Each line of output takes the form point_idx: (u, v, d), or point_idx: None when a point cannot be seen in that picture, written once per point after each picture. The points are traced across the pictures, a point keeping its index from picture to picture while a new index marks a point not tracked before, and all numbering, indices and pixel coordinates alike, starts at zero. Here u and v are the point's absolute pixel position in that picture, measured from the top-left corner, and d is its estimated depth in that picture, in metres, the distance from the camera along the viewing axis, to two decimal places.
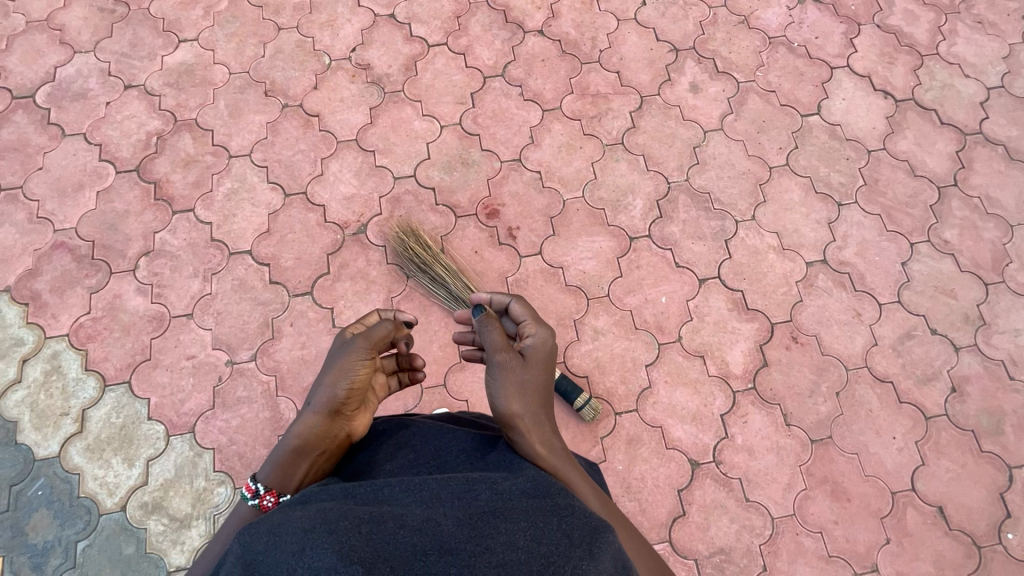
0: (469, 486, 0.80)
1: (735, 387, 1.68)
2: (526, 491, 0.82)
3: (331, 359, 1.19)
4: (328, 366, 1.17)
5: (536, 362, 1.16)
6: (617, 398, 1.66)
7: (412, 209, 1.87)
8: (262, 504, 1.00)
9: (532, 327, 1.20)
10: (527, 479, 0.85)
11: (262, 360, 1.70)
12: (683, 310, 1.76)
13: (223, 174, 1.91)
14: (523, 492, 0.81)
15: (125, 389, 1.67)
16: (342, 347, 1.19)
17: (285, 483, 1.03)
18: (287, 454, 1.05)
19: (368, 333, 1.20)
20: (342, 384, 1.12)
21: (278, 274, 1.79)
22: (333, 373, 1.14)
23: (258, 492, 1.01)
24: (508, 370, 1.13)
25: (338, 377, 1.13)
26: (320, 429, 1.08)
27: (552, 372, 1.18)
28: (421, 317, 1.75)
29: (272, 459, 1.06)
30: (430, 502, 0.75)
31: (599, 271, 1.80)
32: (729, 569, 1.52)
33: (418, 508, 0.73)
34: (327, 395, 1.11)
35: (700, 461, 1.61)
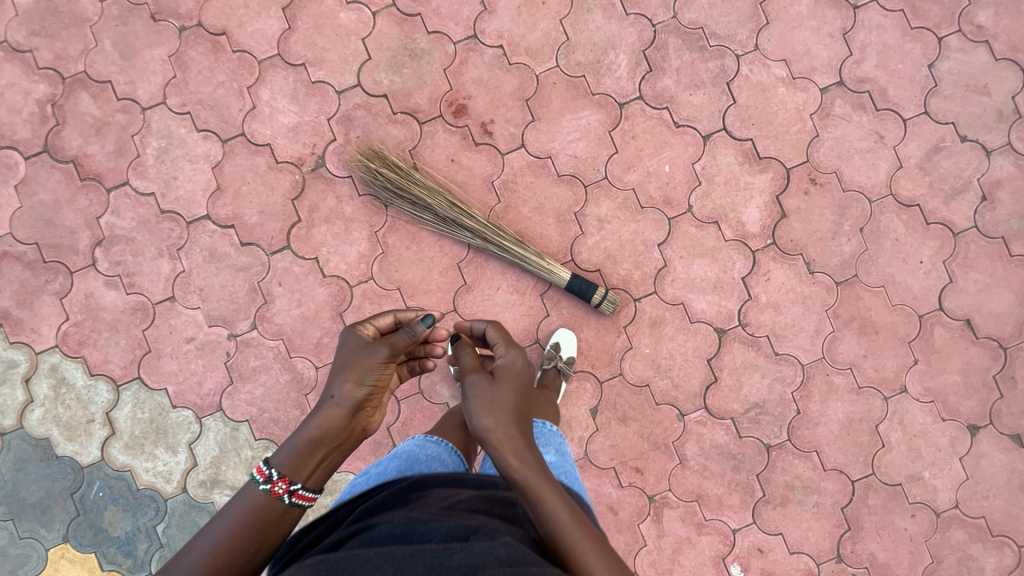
0: (443, 548, 0.78)
1: (754, 246, 1.59)
2: (500, 556, 0.77)
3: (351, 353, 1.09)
4: (347, 359, 1.09)
5: (506, 380, 1.05)
6: (634, 284, 1.59)
7: (369, 125, 1.63)
8: (278, 490, 0.95)
9: (504, 349, 1.12)
10: (503, 545, 0.80)
11: (264, 327, 1.62)
12: (690, 175, 1.60)
13: (144, 132, 1.64)
14: (496, 557, 0.77)
15: (139, 384, 1.62)
16: (365, 345, 1.09)
17: (300, 470, 0.98)
18: (304, 443, 1.00)
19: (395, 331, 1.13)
20: (364, 383, 1.05)
21: (247, 233, 1.62)
22: (353, 367, 1.06)
23: (272, 476, 0.96)
24: (479, 389, 1.02)
25: (362, 374, 1.05)
26: (340, 424, 1.02)
27: (528, 388, 1.07)
28: (412, 245, 1.62)
29: (288, 447, 1.00)
30: (401, 563, 0.74)
31: (592, 151, 1.61)
32: (765, 419, 1.59)
33: (389, 568, 0.74)
34: (348, 390, 1.03)
35: (727, 327, 1.59)
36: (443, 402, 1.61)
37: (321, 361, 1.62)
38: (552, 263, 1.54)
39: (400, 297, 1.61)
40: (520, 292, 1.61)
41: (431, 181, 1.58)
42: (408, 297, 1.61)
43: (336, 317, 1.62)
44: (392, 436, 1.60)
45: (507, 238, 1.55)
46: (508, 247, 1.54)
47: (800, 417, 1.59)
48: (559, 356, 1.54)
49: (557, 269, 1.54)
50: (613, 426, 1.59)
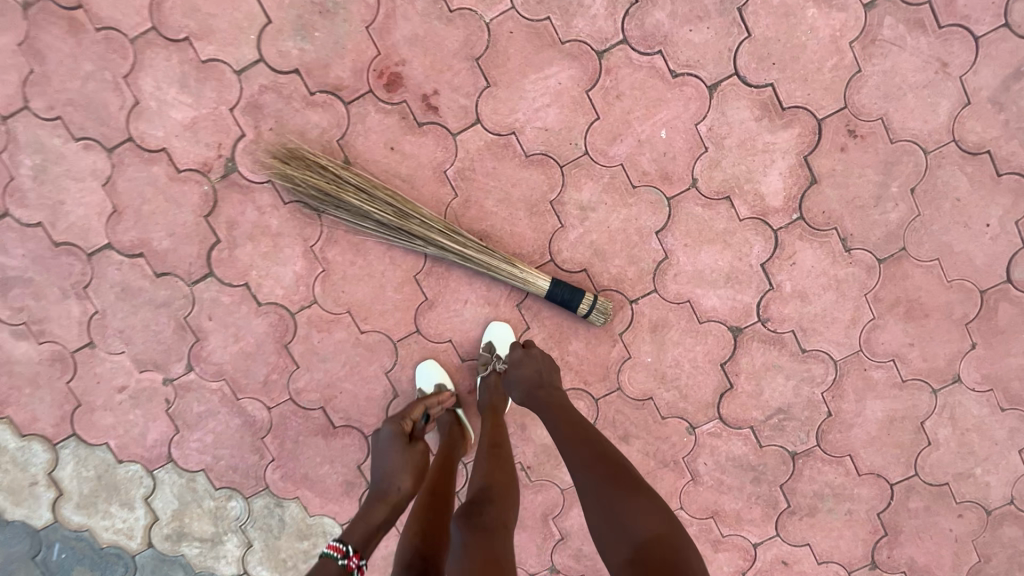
0: None
1: (776, 224, 1.28)
2: None
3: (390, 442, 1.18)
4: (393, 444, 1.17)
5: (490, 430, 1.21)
6: (629, 283, 1.31)
7: (283, 112, 1.29)
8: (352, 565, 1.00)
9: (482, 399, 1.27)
10: None
11: (202, 368, 1.40)
12: (693, 140, 1.26)
13: (12, 148, 1.33)
14: None
15: (77, 441, 1.44)
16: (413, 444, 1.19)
17: (365, 547, 1.04)
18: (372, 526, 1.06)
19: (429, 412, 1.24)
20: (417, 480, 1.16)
21: (160, 262, 1.35)
22: (409, 465, 1.16)
23: (348, 551, 1.00)
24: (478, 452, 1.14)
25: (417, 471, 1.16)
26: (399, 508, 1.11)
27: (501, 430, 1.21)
28: (357, 259, 1.34)
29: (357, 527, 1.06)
30: None
31: (566, 120, 1.26)
32: (790, 426, 1.36)
33: None
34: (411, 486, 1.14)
35: (743, 325, 1.32)
36: None
37: (273, 400, 1.41)
38: (530, 270, 1.26)
39: (352, 322, 1.36)
40: (493, 303, 1.34)
41: (368, 180, 1.27)
42: (361, 320, 1.36)
43: (282, 350, 1.38)
44: (365, 474, 1.42)
45: (473, 244, 1.26)
46: (473, 256, 1.26)
47: (831, 420, 1.36)
48: (495, 356, 1.30)
49: (535, 276, 1.26)
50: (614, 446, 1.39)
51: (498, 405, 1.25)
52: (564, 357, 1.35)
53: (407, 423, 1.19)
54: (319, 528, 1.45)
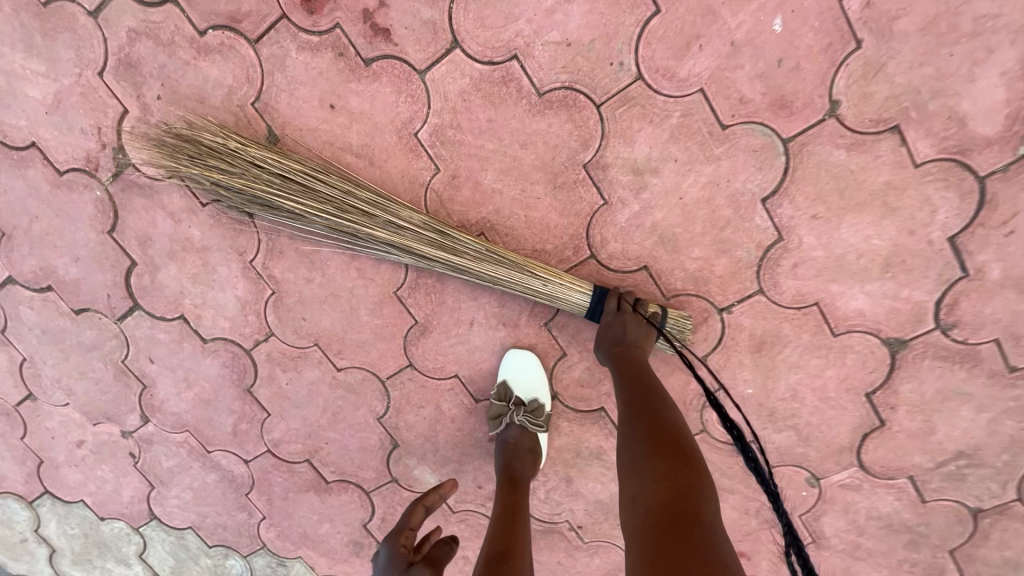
0: None
1: (984, 166, 0.73)
2: None
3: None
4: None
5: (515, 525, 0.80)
6: (717, 283, 0.84)
7: (169, 69, 0.85)
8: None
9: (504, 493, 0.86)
10: None
11: (159, 418, 1.12)
12: (832, 30, 0.71)
13: None
14: None
15: (51, 499, 1.25)
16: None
17: None
18: None
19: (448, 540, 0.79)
20: None
21: (74, 296, 1.03)
22: None
23: None
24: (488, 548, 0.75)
25: None
26: None
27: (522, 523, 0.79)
28: (315, 274, 0.94)
29: None
30: None
31: (603, 22, 0.74)
32: (976, 474, 0.89)
33: None
34: None
35: (910, 335, 0.82)
36: (429, 490, 1.08)
37: (249, 452, 1.11)
38: (558, 278, 0.82)
39: (324, 356, 1.00)
40: (510, 323, 0.93)
41: (293, 161, 0.83)
42: (335, 355, 1.00)
43: (245, 395, 1.06)
44: (374, 535, 1.13)
45: (468, 244, 0.82)
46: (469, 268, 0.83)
47: None
48: (513, 407, 0.91)
49: (567, 286, 0.82)
50: None
51: (521, 469, 0.90)
52: None
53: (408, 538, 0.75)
54: None
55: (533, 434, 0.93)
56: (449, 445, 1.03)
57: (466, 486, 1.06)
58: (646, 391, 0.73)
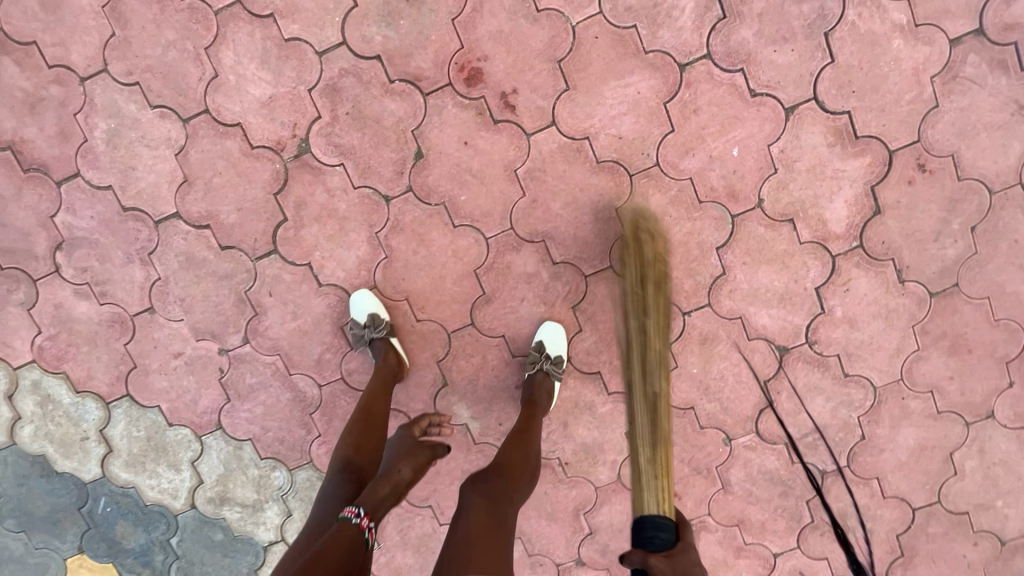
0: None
1: (836, 250, 1.31)
2: None
3: (411, 451, 1.22)
4: (408, 455, 1.21)
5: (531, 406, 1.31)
6: (684, 295, 1.35)
7: (361, 97, 1.30)
8: (363, 525, 1.03)
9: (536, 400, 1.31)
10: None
11: (257, 341, 1.43)
12: (764, 160, 1.28)
13: (88, 111, 1.34)
14: None
15: (130, 402, 1.48)
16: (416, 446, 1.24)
17: (378, 508, 1.09)
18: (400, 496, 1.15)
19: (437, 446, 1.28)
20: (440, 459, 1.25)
21: (226, 235, 1.37)
22: (407, 453, 1.22)
23: (358, 512, 1.04)
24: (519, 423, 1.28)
25: (405, 458, 1.20)
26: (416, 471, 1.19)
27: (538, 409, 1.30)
28: (421, 249, 1.36)
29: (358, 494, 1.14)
30: None
31: (642, 130, 1.28)
32: (823, 444, 1.41)
33: None
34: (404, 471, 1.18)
35: (790, 345, 1.36)
36: (461, 424, 1.45)
37: (325, 378, 1.44)
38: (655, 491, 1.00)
39: (409, 309, 1.39)
40: (548, 303, 1.37)
41: (656, 368, 1.23)
42: (418, 309, 1.39)
43: (337, 331, 1.41)
44: None
45: (648, 442, 1.11)
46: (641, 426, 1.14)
47: (863, 443, 1.40)
48: (544, 357, 1.33)
49: (656, 492, 0.98)
50: None
51: (539, 400, 1.31)
52: (613, 361, 1.39)
53: (416, 427, 1.29)
54: None
55: (551, 382, 1.34)
56: (485, 388, 1.42)
57: (490, 423, 1.44)
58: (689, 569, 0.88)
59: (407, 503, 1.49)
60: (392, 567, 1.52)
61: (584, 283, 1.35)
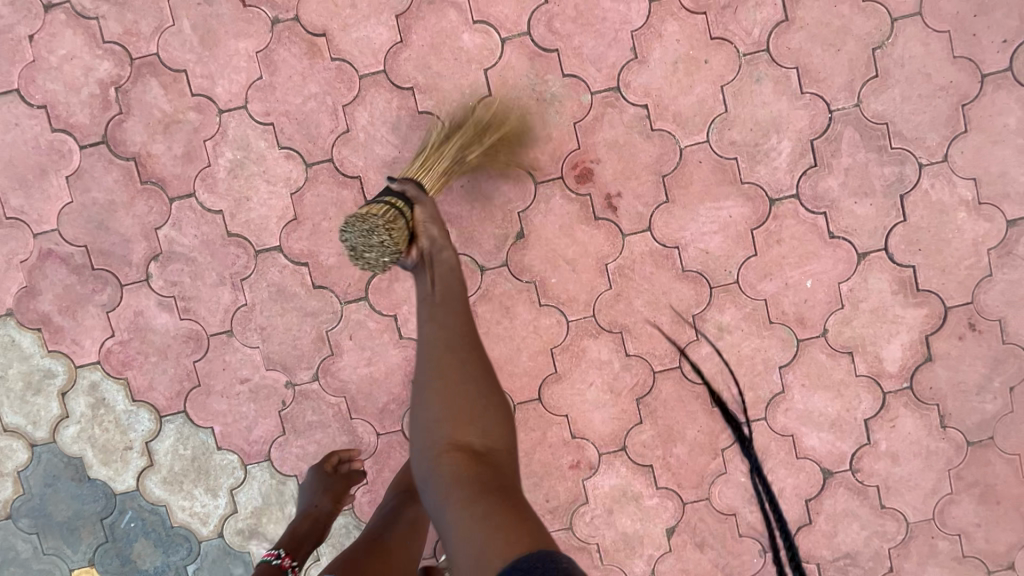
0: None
1: (887, 387, 1.41)
2: None
3: (322, 487, 1.35)
4: (323, 490, 1.35)
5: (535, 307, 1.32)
6: (743, 406, 1.42)
7: (477, 174, 1.40)
8: (283, 565, 1.22)
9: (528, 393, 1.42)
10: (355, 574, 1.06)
11: (326, 381, 1.46)
12: (834, 295, 1.39)
13: (218, 139, 1.42)
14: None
15: (184, 418, 1.47)
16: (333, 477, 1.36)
17: (298, 548, 1.26)
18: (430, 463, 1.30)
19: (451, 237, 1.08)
20: None
21: (321, 275, 1.43)
22: (320, 488, 1.35)
23: (277, 555, 1.23)
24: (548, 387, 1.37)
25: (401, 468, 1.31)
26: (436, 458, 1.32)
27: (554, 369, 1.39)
28: (504, 320, 1.43)
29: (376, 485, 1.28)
30: None
31: (728, 249, 1.39)
32: (853, 571, 1.45)
33: None
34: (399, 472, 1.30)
35: (835, 470, 1.43)
36: None
37: (385, 427, 1.46)
38: None
39: None
40: (615, 392, 1.43)
41: None
42: None
43: (407, 384, 1.45)
44: None
45: None
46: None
47: None
48: None
49: None
50: (688, 551, 1.46)
51: None
52: (666, 457, 1.44)
53: (328, 464, 1.38)
54: None
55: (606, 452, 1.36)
56: (539, 463, 1.46)
57: (536, 498, 1.47)
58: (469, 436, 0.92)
59: None
60: None
61: (651, 378, 1.43)
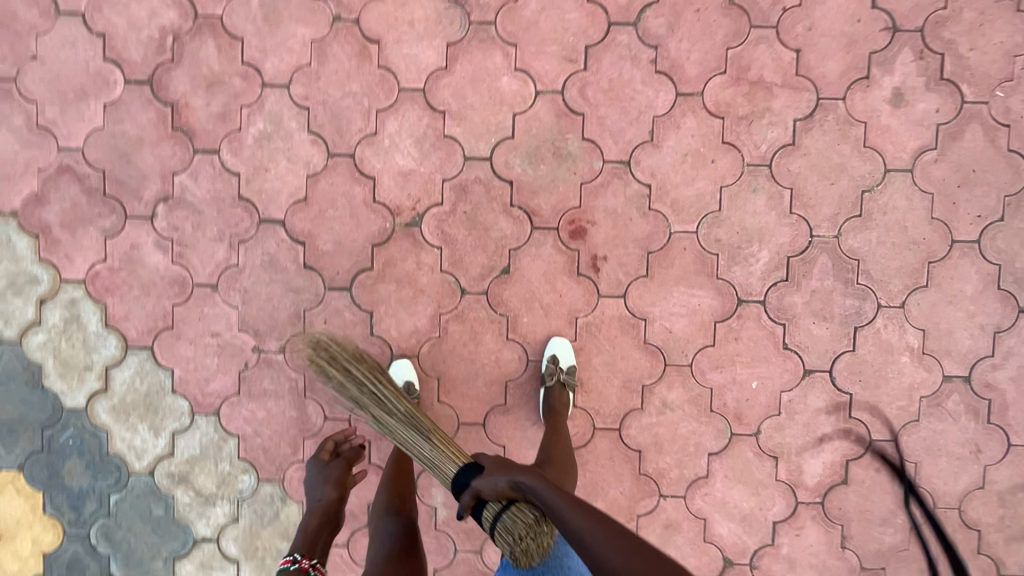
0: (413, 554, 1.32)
1: (801, 497, 1.50)
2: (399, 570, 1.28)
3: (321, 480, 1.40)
4: (326, 481, 1.40)
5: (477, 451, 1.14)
6: (667, 480, 1.51)
7: (481, 205, 1.49)
8: (303, 566, 1.31)
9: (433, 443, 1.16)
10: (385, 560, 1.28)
11: (291, 355, 1.53)
12: (773, 401, 1.49)
13: (254, 108, 1.51)
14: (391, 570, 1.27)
15: (148, 355, 1.53)
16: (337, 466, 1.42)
17: (314, 548, 1.35)
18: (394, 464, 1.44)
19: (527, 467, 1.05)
20: None
21: (314, 257, 1.51)
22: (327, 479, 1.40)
23: (294, 559, 1.32)
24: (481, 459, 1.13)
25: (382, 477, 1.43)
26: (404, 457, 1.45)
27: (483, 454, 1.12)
28: (471, 343, 1.51)
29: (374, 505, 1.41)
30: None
31: (689, 334, 1.49)
32: None
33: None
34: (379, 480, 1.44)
35: (735, 561, 1.52)
36: (431, 505, 1.53)
37: (334, 413, 1.53)
38: None
39: (436, 388, 1.52)
40: None
41: None
42: (443, 391, 1.52)
43: None
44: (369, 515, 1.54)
45: None
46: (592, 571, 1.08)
47: None
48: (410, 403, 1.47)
49: None
50: None
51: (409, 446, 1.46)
52: None
53: (324, 452, 1.44)
54: None
55: (567, 394, 1.46)
56: None
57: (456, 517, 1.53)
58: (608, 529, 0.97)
59: (348, 556, 1.54)
60: None
61: (590, 432, 1.51)
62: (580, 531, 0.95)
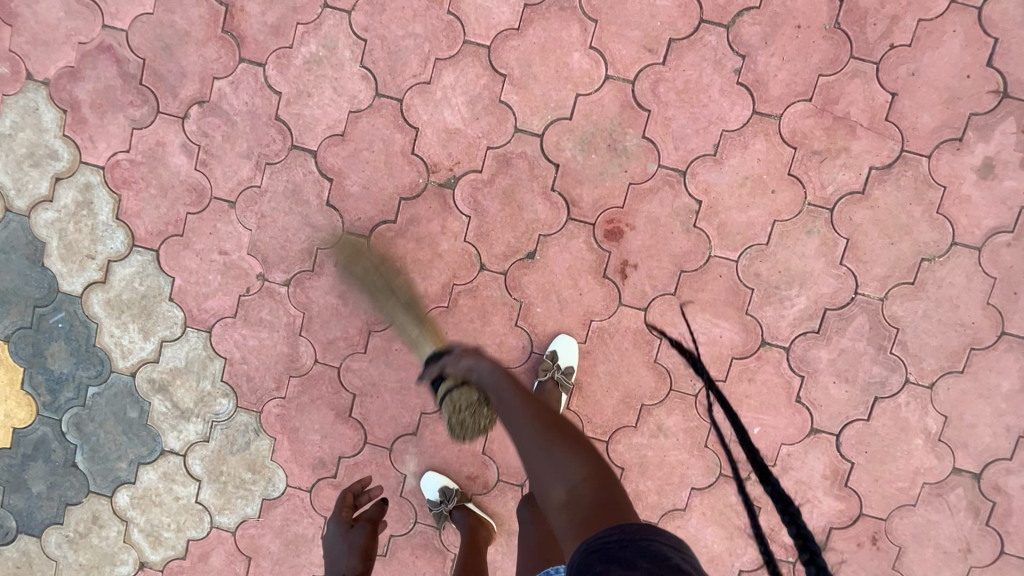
0: None
1: (774, 553, 1.45)
2: None
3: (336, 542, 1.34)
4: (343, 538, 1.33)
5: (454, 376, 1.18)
6: (643, 503, 1.46)
7: (521, 182, 1.42)
8: None
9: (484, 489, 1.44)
10: None
11: (295, 291, 1.48)
12: (770, 451, 1.43)
13: (310, 29, 1.43)
14: None
15: (153, 257, 1.49)
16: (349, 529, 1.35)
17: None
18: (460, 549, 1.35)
19: (483, 354, 1.14)
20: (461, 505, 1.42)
21: (339, 197, 1.45)
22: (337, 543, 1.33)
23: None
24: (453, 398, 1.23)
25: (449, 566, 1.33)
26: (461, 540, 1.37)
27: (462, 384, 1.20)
28: (478, 322, 1.45)
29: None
30: None
31: (702, 364, 1.42)
32: None
33: None
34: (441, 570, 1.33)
35: None
36: (401, 473, 1.50)
37: (325, 359, 1.49)
38: None
39: None
40: None
41: None
42: None
43: (364, 332, 1.48)
44: (337, 467, 1.51)
45: None
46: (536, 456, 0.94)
47: None
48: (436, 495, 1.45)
49: None
50: None
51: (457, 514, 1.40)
52: None
53: (344, 511, 1.38)
54: (267, 474, 1.52)
55: (558, 394, 1.41)
56: (441, 460, 1.49)
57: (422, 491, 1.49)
58: (562, 441, 0.94)
59: (308, 503, 1.52)
60: (253, 543, 1.53)
61: None
62: (513, 412, 0.99)
